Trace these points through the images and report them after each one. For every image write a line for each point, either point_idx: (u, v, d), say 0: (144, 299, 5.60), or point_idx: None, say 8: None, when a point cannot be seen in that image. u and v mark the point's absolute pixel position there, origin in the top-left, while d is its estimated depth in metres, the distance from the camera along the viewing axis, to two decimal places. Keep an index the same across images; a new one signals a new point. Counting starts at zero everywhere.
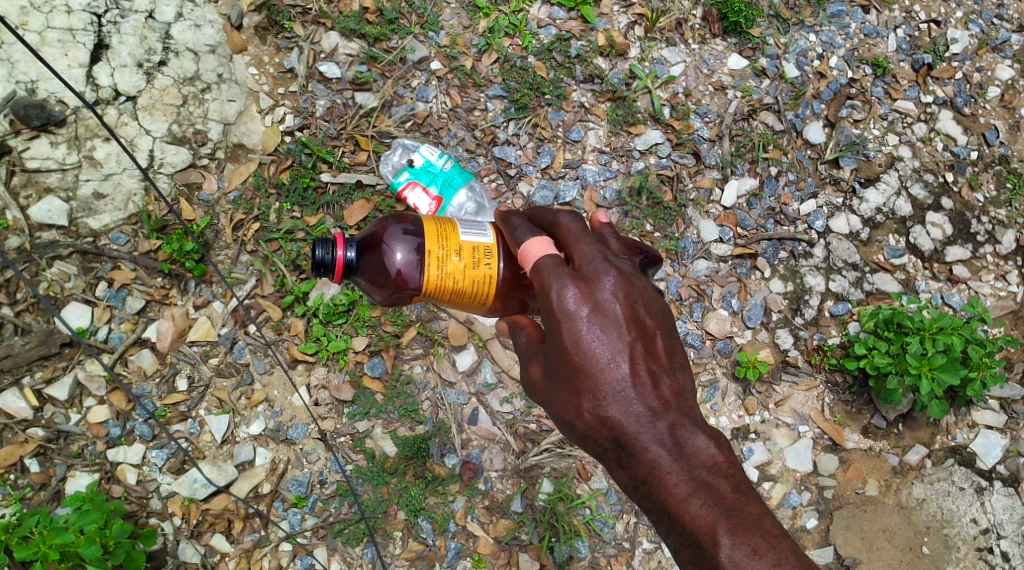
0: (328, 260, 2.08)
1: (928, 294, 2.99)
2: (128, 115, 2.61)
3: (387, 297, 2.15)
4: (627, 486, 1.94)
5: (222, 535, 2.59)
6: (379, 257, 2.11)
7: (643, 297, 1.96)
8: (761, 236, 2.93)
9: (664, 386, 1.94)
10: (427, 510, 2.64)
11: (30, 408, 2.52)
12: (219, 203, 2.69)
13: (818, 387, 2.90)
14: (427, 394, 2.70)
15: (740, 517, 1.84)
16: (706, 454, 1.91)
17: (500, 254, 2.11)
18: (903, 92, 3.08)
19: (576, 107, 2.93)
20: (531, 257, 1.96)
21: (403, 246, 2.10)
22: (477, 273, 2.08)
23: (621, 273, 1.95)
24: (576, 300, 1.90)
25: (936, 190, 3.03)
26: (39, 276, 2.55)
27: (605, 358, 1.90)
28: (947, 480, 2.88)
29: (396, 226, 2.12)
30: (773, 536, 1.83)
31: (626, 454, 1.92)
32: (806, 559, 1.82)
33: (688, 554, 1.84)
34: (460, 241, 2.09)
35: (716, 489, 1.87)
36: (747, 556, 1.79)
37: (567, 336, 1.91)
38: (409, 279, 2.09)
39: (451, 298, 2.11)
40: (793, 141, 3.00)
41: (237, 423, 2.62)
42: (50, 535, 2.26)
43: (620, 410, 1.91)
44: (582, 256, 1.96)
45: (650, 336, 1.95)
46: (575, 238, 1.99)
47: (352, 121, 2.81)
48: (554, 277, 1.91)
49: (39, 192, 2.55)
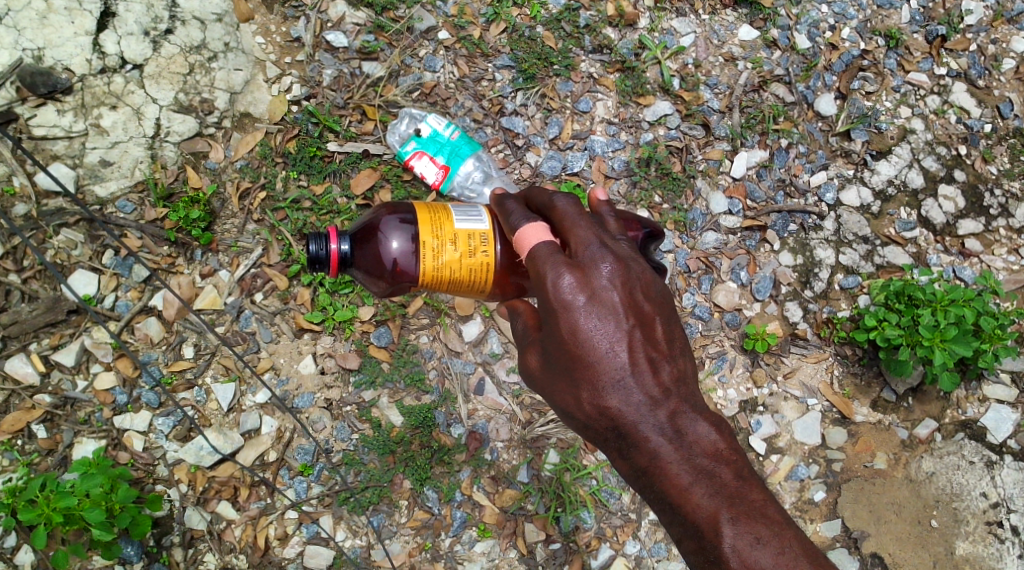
0: (322, 255, 2.05)
1: (940, 267, 2.95)
2: (134, 84, 2.59)
3: (385, 288, 2.15)
4: (629, 475, 1.94)
5: (228, 502, 2.59)
6: (374, 248, 2.10)
7: (641, 282, 1.93)
8: (771, 209, 2.90)
9: (664, 372, 1.92)
10: (433, 479, 2.65)
11: (36, 374, 2.53)
12: (225, 171, 2.68)
13: (827, 359, 2.88)
14: (434, 363, 2.70)
15: (743, 505, 1.86)
16: (707, 441, 1.91)
17: (496, 239, 2.08)
18: (917, 64, 3.04)
19: (585, 78, 2.90)
20: (526, 243, 1.92)
21: (399, 235, 2.08)
22: (473, 261, 2.06)
23: (618, 258, 1.92)
24: (573, 288, 1.88)
25: (948, 163, 2.99)
26: (46, 243, 2.56)
27: (603, 347, 1.88)
28: (957, 454, 2.85)
29: (392, 216, 2.11)
30: (776, 524, 1.86)
31: (627, 444, 1.91)
32: (809, 542, 1.87)
33: (691, 543, 1.87)
34: (455, 229, 2.06)
35: (718, 476, 1.88)
36: (750, 546, 1.83)
37: (564, 326, 1.89)
38: (406, 270, 2.08)
39: (449, 287, 2.09)
40: (804, 113, 2.97)
41: (243, 391, 2.62)
42: (55, 498, 2.30)
43: (620, 400, 1.89)
44: (579, 241, 1.93)
45: (648, 323, 1.92)
46: (571, 222, 1.95)
47: (359, 91, 2.79)
48: (549, 265, 1.88)
49: (45, 159, 2.54)
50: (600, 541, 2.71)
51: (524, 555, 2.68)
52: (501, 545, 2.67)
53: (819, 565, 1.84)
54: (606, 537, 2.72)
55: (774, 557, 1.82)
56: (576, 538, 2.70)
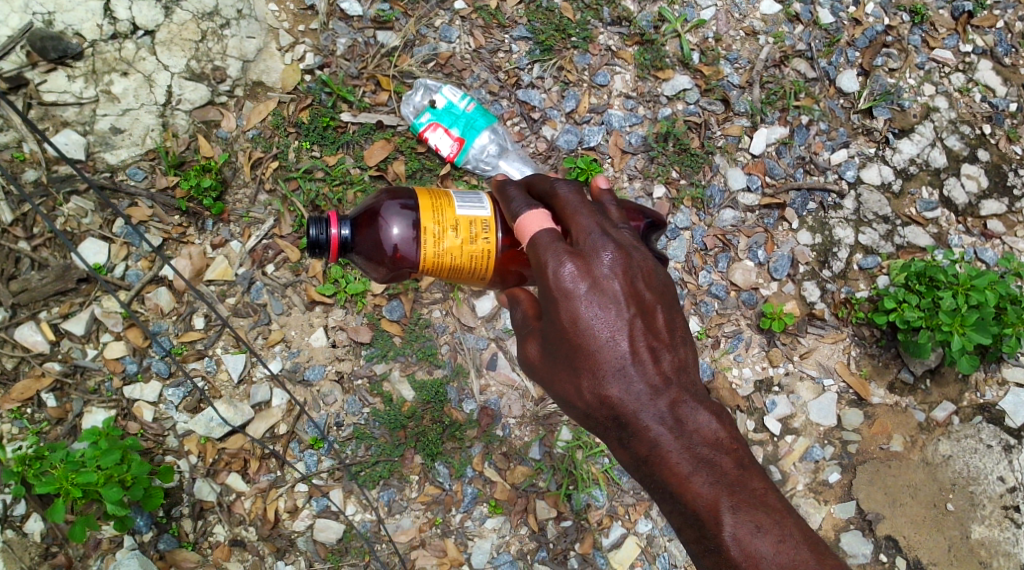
0: (322, 240, 1.99)
1: (961, 248, 2.90)
2: (146, 50, 2.56)
3: (385, 274, 2.10)
4: (629, 464, 1.91)
5: (238, 474, 2.57)
6: (375, 233, 2.04)
7: (642, 270, 1.89)
8: (790, 186, 2.86)
9: (664, 361, 1.88)
10: (444, 455, 2.62)
11: (47, 342, 2.53)
12: (237, 140, 2.65)
13: (844, 340, 2.84)
14: (446, 338, 2.67)
15: (744, 493, 1.84)
16: (707, 430, 1.88)
17: (498, 226, 2.03)
18: (941, 40, 2.97)
19: (603, 50, 2.85)
20: (527, 230, 1.88)
21: (399, 221, 2.03)
22: (474, 248, 2.01)
23: (619, 247, 1.88)
24: (574, 277, 1.84)
25: (972, 142, 2.93)
26: (56, 210, 2.54)
27: (604, 335, 1.84)
28: (975, 437, 2.81)
29: (392, 201, 2.05)
30: (777, 512, 1.84)
31: (627, 434, 1.88)
32: (810, 530, 1.85)
33: (691, 532, 1.85)
34: (456, 215, 2.01)
35: (719, 465, 1.86)
36: (751, 534, 1.81)
37: (564, 314, 1.85)
38: (406, 256, 2.02)
39: (450, 275, 2.04)
40: (825, 89, 2.92)
41: (254, 362, 2.60)
42: (74, 472, 2.29)
43: (621, 389, 1.85)
44: (581, 229, 1.89)
45: (649, 312, 1.88)
46: (573, 210, 1.91)
47: (373, 61, 2.74)
48: (550, 253, 1.85)
49: (56, 125, 2.52)
50: (611, 519, 2.69)
51: (535, 532, 2.65)
52: (512, 522, 2.64)
53: (822, 554, 1.81)
54: (617, 516, 2.69)
55: (775, 544, 1.81)
56: (587, 516, 2.68)
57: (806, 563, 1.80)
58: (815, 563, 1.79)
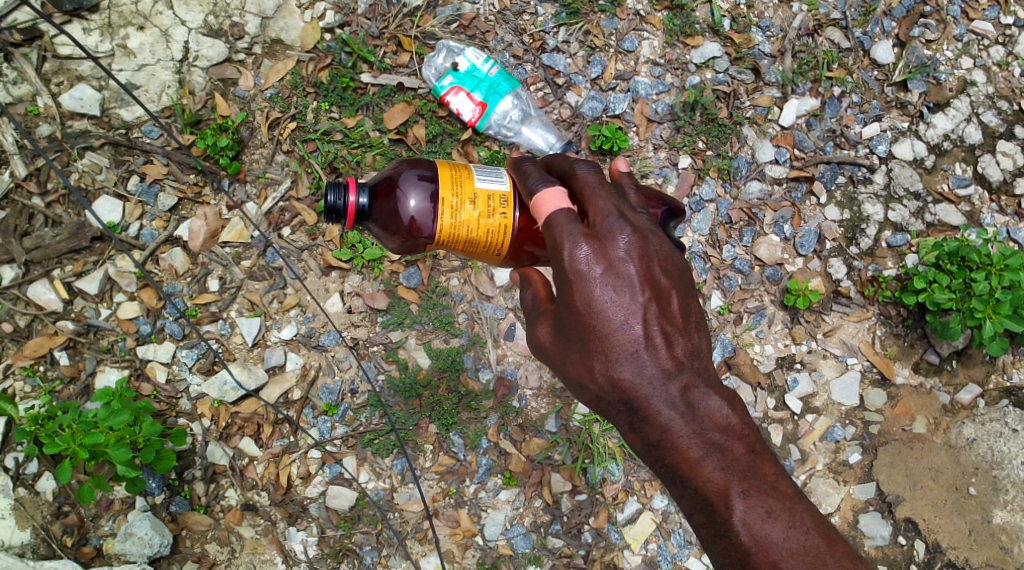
0: (340, 206, 1.94)
1: (994, 228, 2.82)
2: (163, 4, 2.51)
3: (400, 245, 2.03)
4: (639, 449, 1.86)
5: (251, 439, 2.55)
6: (392, 203, 1.98)
7: (659, 254, 1.82)
8: (819, 159, 2.79)
9: (678, 346, 1.83)
10: (459, 425, 2.59)
11: (60, 300, 2.50)
12: (255, 99, 2.59)
13: (869, 319, 2.78)
14: (463, 307, 2.63)
15: (755, 479, 1.81)
16: (719, 416, 1.83)
17: (516, 203, 1.97)
18: (982, 11, 2.86)
19: (630, 15, 2.77)
20: (544, 209, 1.82)
21: (417, 192, 1.97)
22: (491, 223, 1.95)
23: (636, 230, 1.82)
24: (589, 259, 1.78)
25: (1010, 118, 2.83)
26: (71, 166, 2.50)
27: (618, 319, 1.79)
28: (1000, 421, 2.75)
29: (411, 171, 1.99)
30: (787, 498, 1.81)
31: (638, 418, 1.83)
32: (821, 517, 1.82)
33: (701, 516, 1.82)
34: (475, 188, 1.95)
35: (729, 450, 1.82)
36: (761, 519, 1.78)
37: (578, 296, 1.80)
38: (422, 227, 1.96)
39: (465, 248, 1.98)
40: (859, 60, 2.83)
41: (269, 327, 2.56)
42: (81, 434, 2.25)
43: (633, 373, 1.80)
44: (598, 211, 1.83)
45: (665, 296, 1.82)
46: (590, 191, 1.85)
47: (395, 20, 2.66)
48: (565, 234, 1.79)
49: (70, 79, 2.50)
50: (627, 494, 2.65)
51: (549, 505, 2.62)
52: (526, 494, 2.62)
53: (831, 539, 1.79)
54: (633, 490, 2.66)
55: (785, 530, 1.78)
56: (602, 490, 2.64)
57: (816, 548, 1.78)
58: (826, 550, 1.78)
